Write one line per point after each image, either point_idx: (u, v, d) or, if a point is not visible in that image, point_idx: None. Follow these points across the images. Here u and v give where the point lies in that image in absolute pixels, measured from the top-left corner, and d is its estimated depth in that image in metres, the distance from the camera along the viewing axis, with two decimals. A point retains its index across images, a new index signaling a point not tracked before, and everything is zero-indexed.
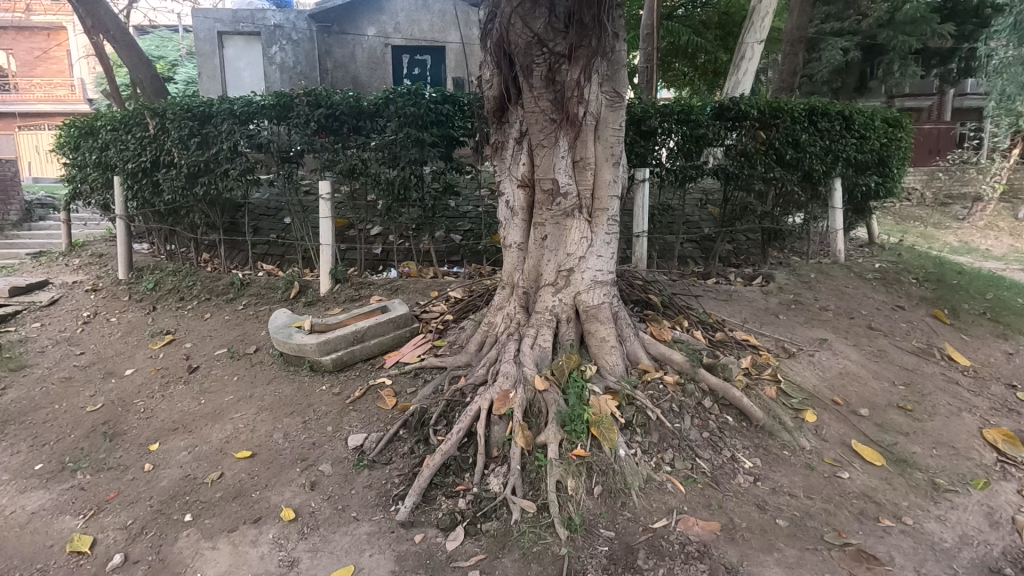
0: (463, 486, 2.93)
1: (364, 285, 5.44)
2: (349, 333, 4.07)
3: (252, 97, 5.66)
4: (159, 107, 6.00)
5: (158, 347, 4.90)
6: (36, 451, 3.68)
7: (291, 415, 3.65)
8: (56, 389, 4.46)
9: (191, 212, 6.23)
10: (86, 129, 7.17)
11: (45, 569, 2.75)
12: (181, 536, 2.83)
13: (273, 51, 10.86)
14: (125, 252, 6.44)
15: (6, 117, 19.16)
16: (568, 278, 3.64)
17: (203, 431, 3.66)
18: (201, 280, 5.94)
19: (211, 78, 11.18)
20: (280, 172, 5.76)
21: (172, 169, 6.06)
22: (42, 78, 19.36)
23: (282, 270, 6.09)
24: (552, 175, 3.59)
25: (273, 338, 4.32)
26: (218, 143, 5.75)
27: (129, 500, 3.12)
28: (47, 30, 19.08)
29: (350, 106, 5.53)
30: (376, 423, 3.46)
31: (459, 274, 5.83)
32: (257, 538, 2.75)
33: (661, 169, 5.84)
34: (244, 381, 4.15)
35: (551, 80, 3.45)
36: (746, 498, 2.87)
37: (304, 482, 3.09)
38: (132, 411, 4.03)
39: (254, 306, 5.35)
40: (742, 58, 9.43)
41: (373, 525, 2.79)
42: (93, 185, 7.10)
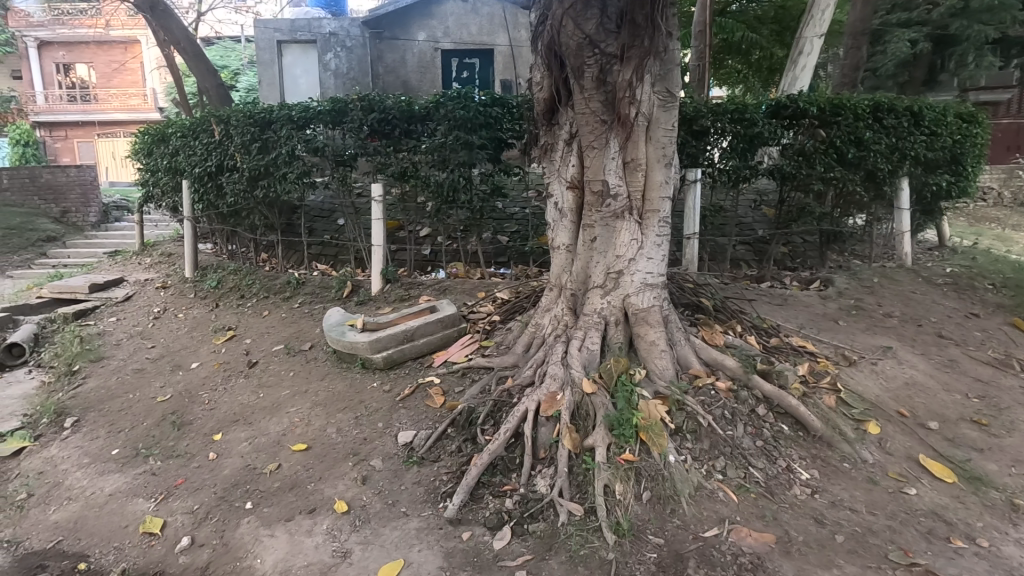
0: (510, 487, 2.95)
1: (413, 285, 5.57)
2: (398, 332, 4.19)
3: (309, 103, 5.87)
4: (225, 114, 6.34)
5: (220, 342, 5.17)
6: (113, 436, 3.95)
7: (344, 411, 3.77)
8: (130, 379, 4.76)
9: (251, 213, 6.52)
10: (158, 136, 7.64)
11: (121, 547, 2.95)
12: (242, 522, 2.97)
13: (328, 58, 11.21)
14: (192, 251, 6.82)
15: (86, 125, 20.73)
16: (617, 280, 3.61)
17: (262, 423, 3.83)
18: (261, 279, 6.22)
19: (271, 85, 11.69)
20: (335, 175, 5.95)
21: (234, 173, 6.36)
22: (119, 88, 20.75)
23: (336, 270, 6.30)
24: (602, 176, 3.56)
25: (328, 336, 4.48)
26: (276, 147, 5.98)
27: (195, 487, 3.30)
28: (125, 43, 20.44)
29: (401, 110, 5.66)
30: (425, 421, 3.53)
31: (506, 275, 5.88)
32: (312, 529, 2.85)
33: (713, 170, 5.70)
34: (299, 376, 4.32)
35: (602, 81, 3.42)
36: (804, 510, 2.76)
37: (356, 476, 3.18)
38: (197, 401, 4.26)
39: (309, 305, 5.56)
40: (799, 53, 9.05)
41: (422, 521, 2.84)
42: (164, 188, 7.55)
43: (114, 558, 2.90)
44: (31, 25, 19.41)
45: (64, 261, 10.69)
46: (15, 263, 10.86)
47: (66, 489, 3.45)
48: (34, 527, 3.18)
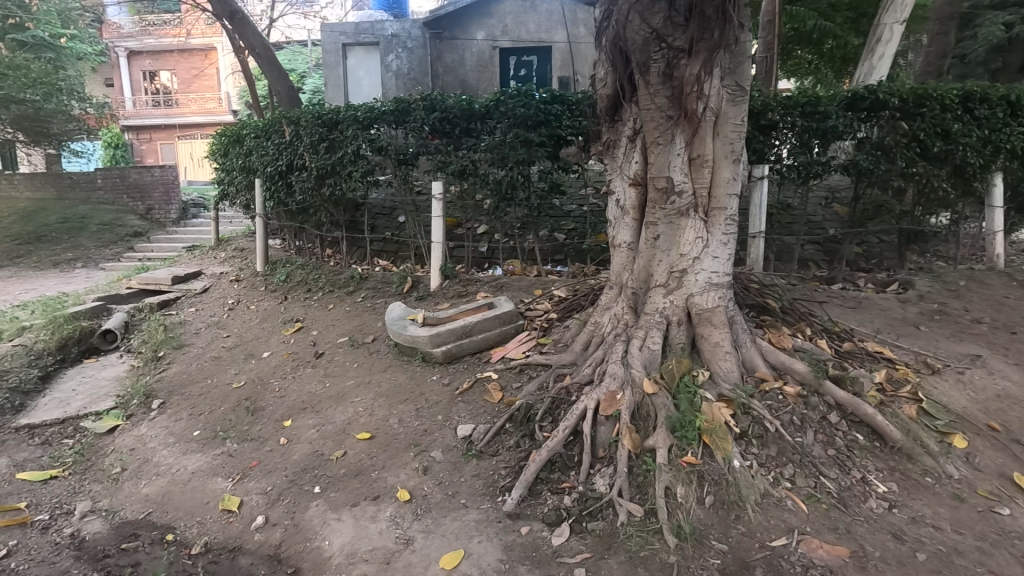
0: (569, 484, 2.96)
1: (471, 282, 5.65)
2: (457, 328, 4.27)
3: (374, 104, 6.05)
4: (295, 116, 6.64)
5: (289, 333, 5.43)
6: (194, 419, 4.23)
7: (405, 402, 3.88)
8: (208, 366, 5.08)
9: (318, 211, 6.79)
10: (234, 137, 8.08)
11: (203, 522, 3.16)
12: (312, 505, 3.11)
13: (390, 59, 11.54)
14: (263, 247, 7.19)
15: (168, 128, 22.20)
16: (680, 279, 3.54)
17: (328, 412, 3.99)
18: (326, 274, 6.48)
19: (335, 86, 12.11)
20: (396, 173, 6.10)
21: (303, 172, 6.65)
22: (198, 93, 21.98)
23: (396, 266, 6.48)
24: (666, 173, 3.49)
25: (389, 330, 4.63)
26: (342, 147, 6.20)
27: (268, 469, 3.48)
28: (203, 51, 21.75)
29: (462, 109, 5.74)
30: (483, 415, 3.59)
31: (563, 273, 5.87)
32: (376, 515, 2.96)
33: (781, 166, 5.47)
34: (363, 367, 4.48)
35: (668, 76, 3.35)
36: (880, 525, 2.62)
37: (418, 466, 3.27)
38: (269, 389, 4.50)
39: (371, 299, 5.75)
40: (878, 41, 8.52)
41: (481, 513, 2.89)
42: (238, 186, 7.99)
43: (197, 531, 3.11)
44: (121, 36, 20.88)
45: (148, 255, 11.52)
46: (106, 256, 11.79)
47: (155, 465, 3.72)
48: (128, 498, 3.46)
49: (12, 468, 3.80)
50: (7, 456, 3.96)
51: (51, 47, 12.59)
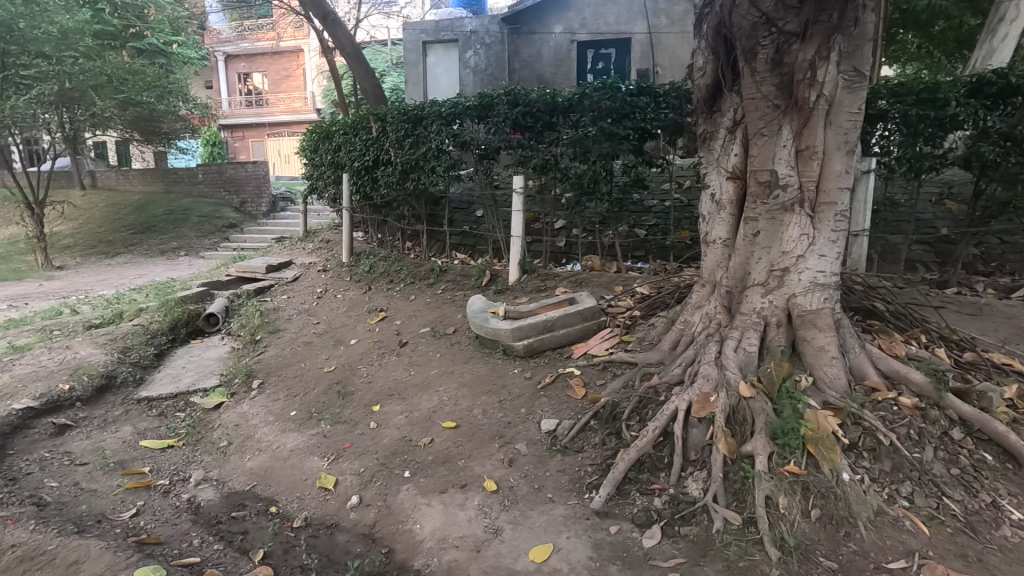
0: (659, 486, 2.88)
1: (550, 277, 5.61)
2: (539, 321, 4.27)
3: (457, 99, 6.13)
4: (382, 112, 6.86)
5: (374, 322, 5.63)
6: (290, 400, 4.47)
7: (488, 394, 3.93)
8: (301, 350, 5.36)
9: (401, 204, 6.99)
10: (323, 134, 8.47)
11: (302, 497, 3.34)
12: (403, 488, 3.21)
13: (468, 55, 11.67)
14: (348, 239, 7.49)
15: (259, 126, 23.70)
16: (781, 278, 3.34)
17: (414, 399, 4.10)
18: (407, 266, 6.67)
19: (415, 84, 12.45)
20: (478, 168, 6.16)
21: (388, 167, 6.87)
22: (286, 93, 23.32)
23: (474, 260, 6.56)
24: (770, 166, 3.32)
25: (471, 322, 4.69)
26: (427, 142, 6.33)
27: (360, 451, 3.63)
28: (292, 53, 23.02)
29: (545, 103, 5.70)
30: (567, 410, 3.57)
31: (644, 270, 5.73)
32: (465, 502, 3.01)
33: (889, 159, 5.07)
34: (446, 358, 4.56)
35: (778, 62, 3.19)
36: (1017, 556, 2.36)
37: (503, 457, 3.29)
38: (358, 374, 4.69)
39: (451, 291, 5.86)
40: (1000, 21, 7.69)
41: (568, 509, 2.87)
42: (326, 181, 8.38)
43: (298, 506, 3.29)
44: (220, 41, 22.59)
45: (242, 246, 12.34)
46: (206, 246, 12.76)
47: (257, 441, 3.98)
48: (234, 470, 3.71)
49: (135, 435, 4.17)
50: (130, 424, 4.34)
51: (162, 53, 14.61)
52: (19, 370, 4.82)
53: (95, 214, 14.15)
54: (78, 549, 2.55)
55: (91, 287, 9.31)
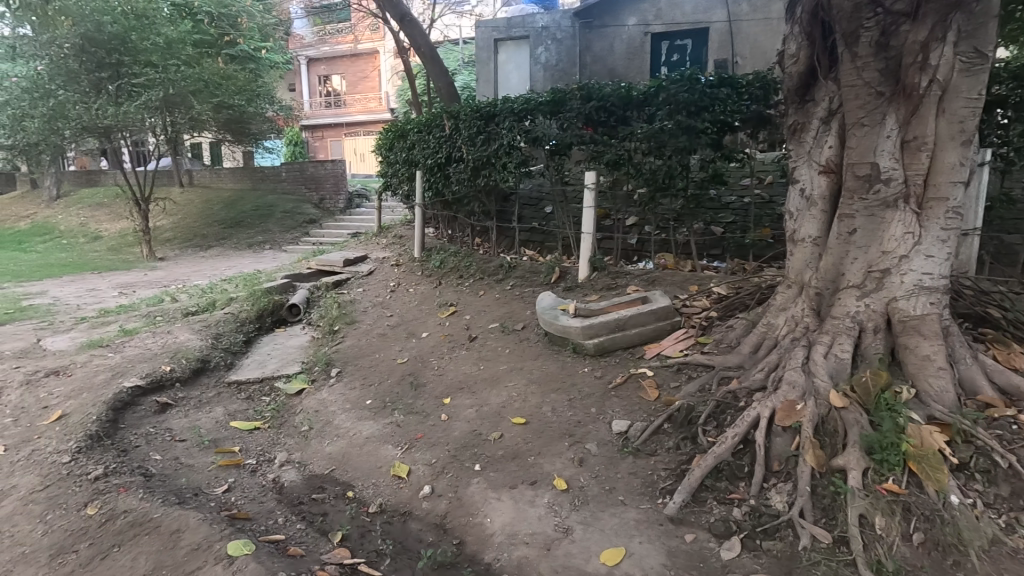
0: (738, 496, 2.75)
1: (621, 274, 5.49)
2: (611, 320, 4.19)
3: (530, 95, 6.13)
4: (456, 110, 6.97)
5: (445, 316, 5.74)
6: (366, 389, 4.64)
7: (558, 391, 3.89)
8: (376, 342, 5.54)
9: (471, 201, 7.07)
10: (399, 132, 8.71)
11: (377, 484, 3.46)
12: (473, 481, 3.25)
13: (539, 52, 11.65)
14: (420, 234, 7.67)
15: (337, 126, 24.82)
16: (880, 280, 3.10)
17: (484, 393, 4.14)
18: (477, 261, 6.74)
19: (486, 81, 12.58)
20: (549, 164, 6.10)
21: (461, 164, 6.97)
22: (362, 94, 24.23)
23: (543, 256, 6.55)
24: (872, 158, 3.09)
25: (540, 318, 4.67)
26: (499, 139, 6.35)
27: (431, 442, 3.71)
28: (369, 55, 23.87)
29: (620, 97, 5.60)
30: (639, 412, 3.48)
31: (720, 269, 5.50)
32: (535, 499, 3.00)
33: (1007, 150, 4.58)
34: (515, 354, 4.57)
35: (883, 45, 3.01)
36: None
37: (573, 456, 3.25)
38: (429, 366, 4.79)
39: (520, 287, 5.87)
40: None
41: (640, 513, 2.80)
42: (400, 178, 8.62)
43: (373, 492, 3.40)
44: (303, 45, 23.75)
45: (321, 240, 12.97)
46: (289, 240, 13.51)
47: (336, 427, 4.15)
48: (315, 454, 3.89)
49: (226, 416, 4.47)
50: (222, 406, 4.65)
51: (253, 58, 15.46)
52: (128, 352, 5.28)
53: (192, 210, 15.32)
54: (180, 519, 2.75)
55: (188, 277, 10.07)
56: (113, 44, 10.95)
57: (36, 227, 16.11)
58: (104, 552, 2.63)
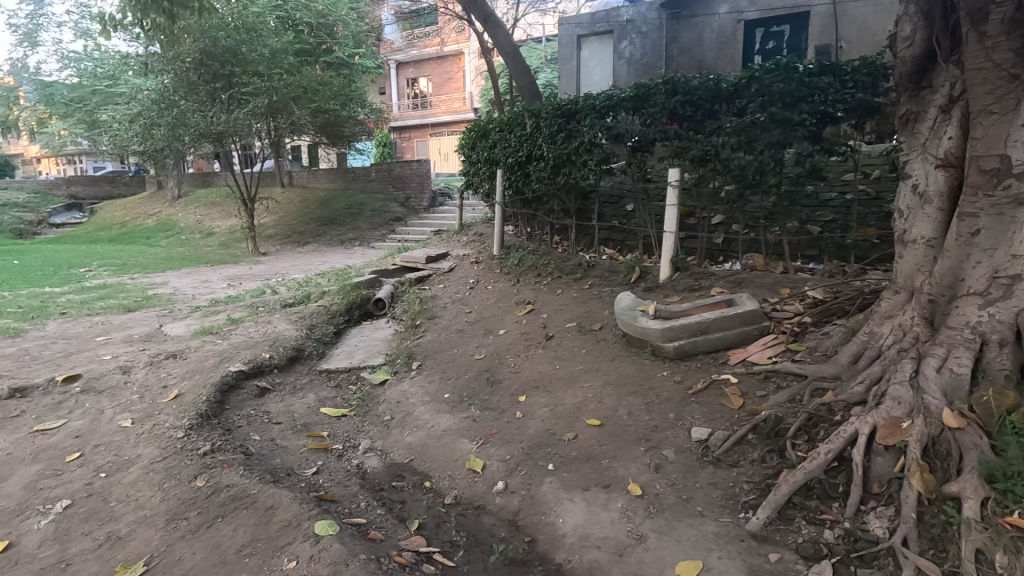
0: (830, 517, 2.55)
1: (705, 275, 5.26)
2: (693, 323, 4.02)
3: (613, 91, 6.02)
4: (537, 108, 6.99)
5: (522, 313, 5.77)
6: (444, 383, 4.78)
7: (634, 394, 3.80)
8: (455, 337, 5.68)
9: (551, 199, 7.05)
10: (481, 132, 8.86)
11: (453, 476, 3.55)
12: (546, 481, 3.25)
13: (623, 46, 11.50)
14: (499, 232, 7.76)
15: (423, 127, 25.70)
16: (1008, 288, 2.79)
17: (559, 393, 4.12)
18: (555, 260, 6.72)
19: (568, 78, 12.43)
20: (631, 160, 5.93)
21: (541, 162, 6.97)
22: (446, 95, 24.90)
23: (623, 255, 6.42)
24: (1002, 150, 2.80)
25: (618, 319, 4.57)
26: (579, 136, 6.29)
27: (506, 439, 3.75)
28: (454, 57, 24.48)
29: (707, 90, 5.36)
30: (720, 420, 3.33)
31: (817, 271, 5.12)
32: (608, 503, 2.95)
33: None
34: (591, 354, 4.51)
35: (1018, 22, 2.72)
36: None
37: (649, 462, 3.17)
38: (506, 363, 4.85)
39: (599, 287, 5.79)
40: None
41: (720, 526, 2.67)
42: (482, 177, 8.77)
43: (449, 484, 3.49)
44: (393, 50, 24.86)
45: (406, 237, 13.51)
46: (376, 237, 14.20)
47: (415, 419, 4.31)
48: (396, 443, 4.06)
49: (317, 402, 4.77)
50: (313, 392, 4.97)
51: (347, 65, 16.09)
52: (234, 339, 5.77)
53: (291, 209, 16.47)
54: (274, 496, 2.97)
55: (286, 271, 10.85)
56: (226, 56, 12.01)
57: (161, 224, 17.99)
58: (209, 522, 2.89)
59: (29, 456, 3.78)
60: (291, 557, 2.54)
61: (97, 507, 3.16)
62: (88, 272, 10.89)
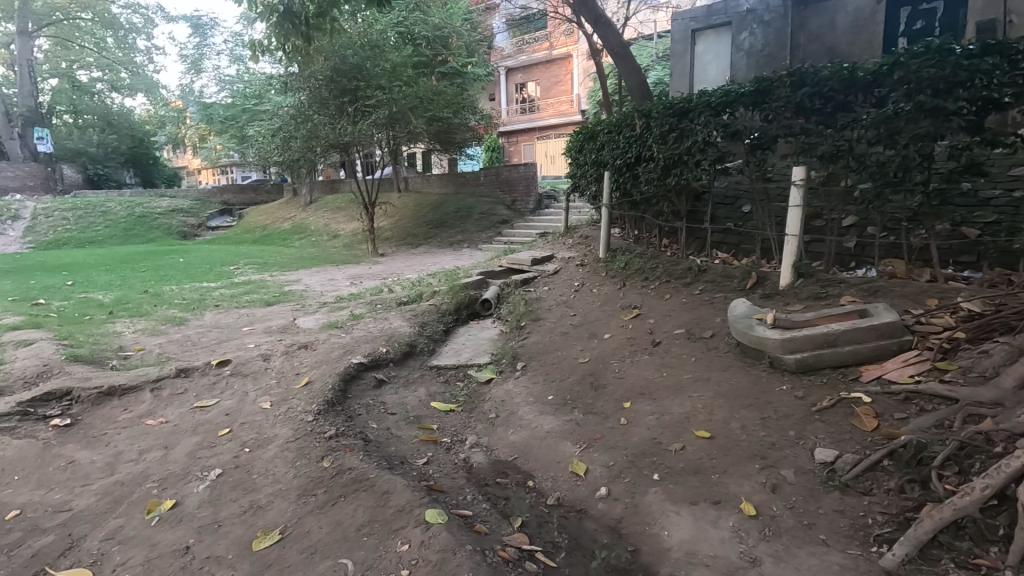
0: (987, 563, 2.24)
1: (833, 282, 4.82)
2: (818, 335, 3.71)
3: (730, 87, 5.72)
4: (647, 108, 6.81)
5: (628, 318, 5.65)
6: (548, 385, 4.82)
7: (749, 408, 3.58)
8: (559, 340, 5.70)
9: (660, 201, 6.84)
10: (588, 134, 8.80)
11: (555, 478, 3.56)
12: (650, 491, 3.16)
13: (742, 37, 10.84)
14: (606, 235, 7.66)
15: (531, 131, 26.11)
16: None
17: (666, 401, 3.99)
18: (663, 263, 6.52)
19: (681, 75, 11.97)
20: (750, 160, 5.58)
21: (650, 163, 6.77)
22: (554, 97, 25.07)
23: (738, 260, 6.06)
24: None
25: (732, 327, 4.33)
26: (692, 135, 6.03)
27: (610, 445, 3.70)
28: (562, 60, 24.62)
29: (840, 79, 4.92)
30: (849, 443, 3.05)
31: (972, 280, 4.49)
32: (718, 521, 2.81)
33: None
34: (701, 363, 4.31)
35: None
36: None
37: (764, 481, 2.97)
38: (610, 368, 4.78)
39: (711, 292, 5.52)
40: None
41: (846, 558, 2.43)
42: (588, 179, 8.71)
43: (552, 485, 3.50)
44: (503, 57, 25.55)
45: (512, 240, 13.82)
46: (484, 239, 14.70)
47: (519, 418, 4.39)
48: (500, 440, 4.17)
49: (428, 396, 5.03)
50: (424, 387, 5.24)
51: (460, 74, 16.98)
52: (355, 333, 6.26)
53: (406, 212, 17.50)
54: (389, 482, 3.19)
55: (401, 271, 11.56)
56: (353, 72, 13.07)
57: (296, 227, 19.94)
58: (333, 500, 3.16)
59: (190, 428, 4.37)
60: (404, 540, 2.71)
61: (242, 478, 3.58)
62: (236, 270, 12.32)
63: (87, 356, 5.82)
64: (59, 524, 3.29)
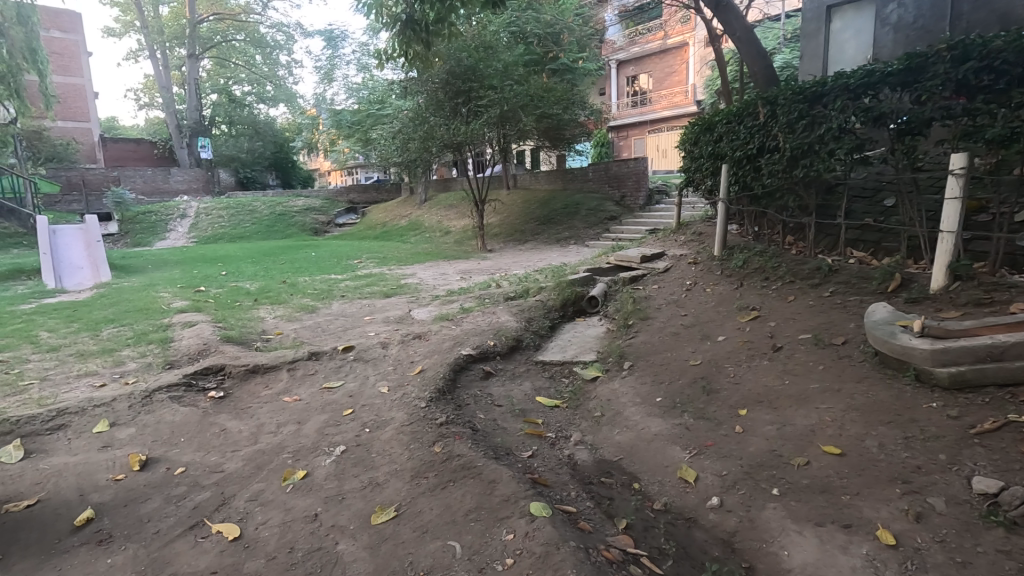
0: None
1: (1000, 286, 4.16)
2: (980, 346, 3.23)
3: (873, 67, 5.13)
4: (773, 94, 6.31)
5: (745, 320, 5.30)
6: (657, 386, 4.66)
7: (889, 425, 3.21)
8: (669, 340, 5.49)
9: (784, 194, 6.31)
10: (704, 125, 8.36)
11: (662, 482, 3.44)
12: (768, 506, 2.94)
13: (889, 10, 9.71)
14: (722, 232, 7.23)
15: (642, 125, 25.49)
16: None
17: (788, 412, 3.69)
18: (787, 263, 6.03)
19: (813, 56, 10.99)
20: (896, 147, 4.96)
21: (774, 154, 6.26)
22: (667, 88, 24.14)
23: (878, 260, 5.44)
24: None
25: (869, 333, 3.90)
26: (824, 122, 5.49)
27: (723, 453, 3.50)
28: (677, 49, 23.64)
29: None
30: (1019, 474, 2.64)
31: None
32: (848, 547, 2.55)
33: None
34: (831, 372, 3.92)
35: None
36: None
37: (906, 508, 2.65)
38: (724, 372, 4.51)
39: (843, 295, 5.00)
40: None
41: None
42: (704, 172, 8.27)
43: (659, 489, 3.39)
44: (614, 50, 25.09)
45: (619, 236, 13.56)
46: (591, 237, 14.56)
47: (625, 419, 4.30)
48: (605, 440, 4.10)
49: (533, 391, 5.09)
50: (530, 381, 5.30)
51: (571, 70, 16.98)
52: (465, 326, 6.50)
53: (515, 209, 17.80)
54: (495, 472, 3.28)
55: (508, 267, 11.82)
56: (467, 74, 13.56)
57: (412, 224, 21.11)
58: (443, 483, 3.31)
59: (319, 407, 4.80)
60: (509, 529, 2.77)
61: (362, 456, 3.87)
62: (359, 263, 13.30)
63: (238, 337, 6.61)
64: (214, 483, 3.77)
